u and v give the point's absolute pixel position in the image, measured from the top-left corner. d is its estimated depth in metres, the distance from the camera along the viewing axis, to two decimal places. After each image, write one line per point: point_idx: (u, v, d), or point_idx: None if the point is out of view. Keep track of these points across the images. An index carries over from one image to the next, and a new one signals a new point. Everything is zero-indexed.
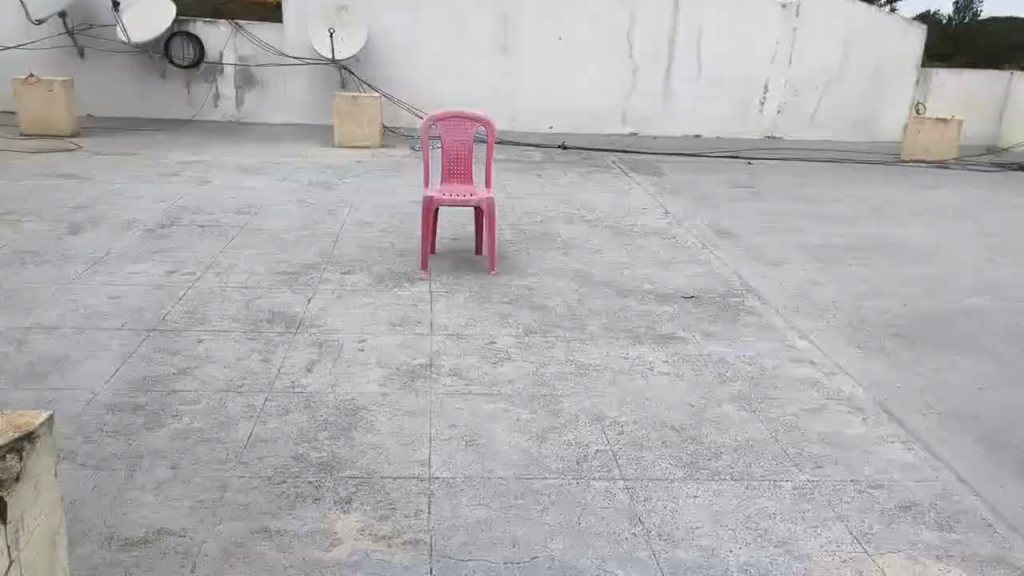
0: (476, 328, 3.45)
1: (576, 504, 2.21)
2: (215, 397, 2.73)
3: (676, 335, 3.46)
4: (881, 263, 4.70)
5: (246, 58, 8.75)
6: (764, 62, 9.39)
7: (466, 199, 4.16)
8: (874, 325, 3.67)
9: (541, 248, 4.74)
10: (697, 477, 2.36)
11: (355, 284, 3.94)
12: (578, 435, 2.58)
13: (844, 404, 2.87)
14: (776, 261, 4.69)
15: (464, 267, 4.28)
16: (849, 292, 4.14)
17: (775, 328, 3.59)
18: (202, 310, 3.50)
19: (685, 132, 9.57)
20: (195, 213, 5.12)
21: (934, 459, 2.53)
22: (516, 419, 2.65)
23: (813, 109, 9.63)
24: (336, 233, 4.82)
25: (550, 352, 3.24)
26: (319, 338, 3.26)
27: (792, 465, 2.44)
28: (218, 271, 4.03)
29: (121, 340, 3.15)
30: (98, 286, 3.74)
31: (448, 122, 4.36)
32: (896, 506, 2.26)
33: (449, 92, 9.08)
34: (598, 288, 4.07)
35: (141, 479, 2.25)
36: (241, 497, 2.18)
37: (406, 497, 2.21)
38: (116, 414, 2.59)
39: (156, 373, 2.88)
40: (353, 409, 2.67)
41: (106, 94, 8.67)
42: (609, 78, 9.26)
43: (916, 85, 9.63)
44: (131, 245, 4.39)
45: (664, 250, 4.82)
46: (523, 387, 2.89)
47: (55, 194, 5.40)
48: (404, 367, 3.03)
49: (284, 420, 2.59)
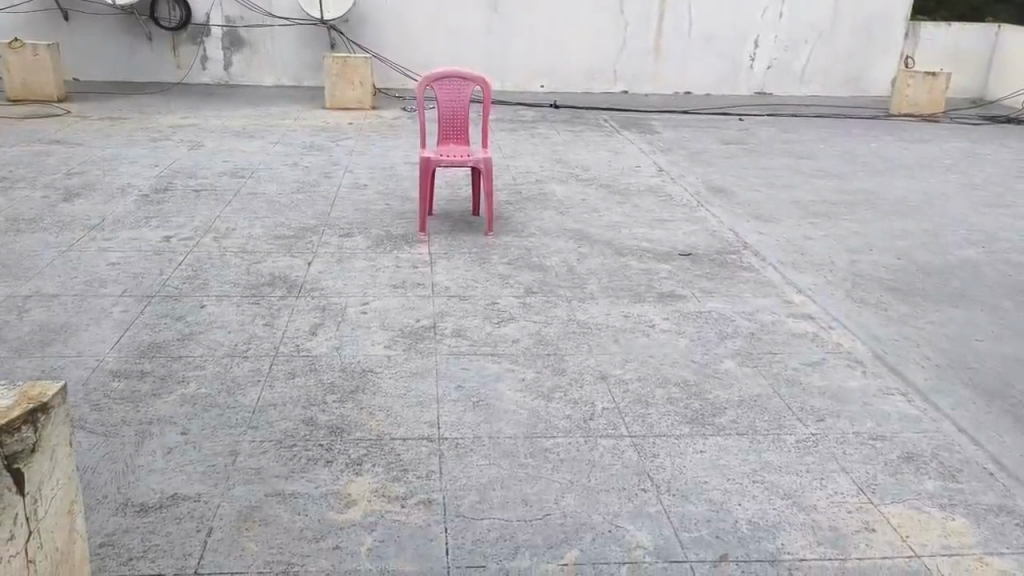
0: (477, 289, 3.46)
1: (585, 462, 2.24)
2: (221, 361, 2.73)
3: (676, 292, 3.48)
4: (875, 217, 4.72)
5: (233, 19, 8.57)
6: (755, 18, 9.29)
7: (462, 160, 4.14)
8: (870, 279, 3.69)
9: (539, 208, 4.73)
10: (702, 433, 2.39)
11: (354, 247, 3.93)
12: (584, 393, 2.60)
13: (843, 357, 2.90)
14: (772, 216, 4.70)
15: (460, 228, 4.27)
16: (844, 246, 4.16)
17: (773, 283, 3.61)
18: (200, 276, 3.48)
19: (675, 91, 9.53)
20: (188, 177, 5.08)
21: (934, 410, 2.56)
22: (522, 379, 2.67)
23: (803, 65, 9.58)
24: (332, 195, 4.79)
25: (551, 311, 3.25)
26: (321, 302, 3.26)
27: (795, 419, 2.47)
28: (216, 236, 4.01)
29: (124, 307, 3.15)
30: (96, 253, 3.72)
31: (444, 82, 4.32)
32: (898, 457, 2.30)
33: (437, 52, 8.96)
34: (597, 247, 4.08)
35: (151, 445, 2.26)
36: (253, 462, 2.19)
37: (418, 458, 2.23)
38: (123, 380, 2.60)
39: (159, 339, 2.88)
40: (359, 371, 2.69)
41: (93, 58, 8.53)
42: (600, 36, 9.15)
43: (907, 38, 9.55)
44: (126, 211, 4.36)
45: (660, 208, 4.82)
46: (527, 347, 2.91)
47: (46, 160, 5.34)
48: (408, 329, 3.03)
49: (291, 383, 2.60)
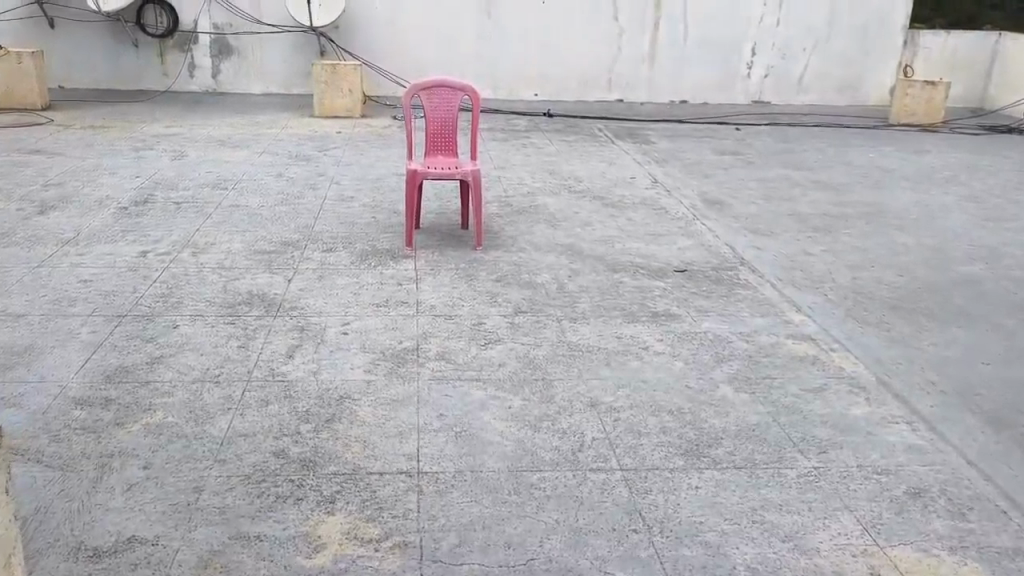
0: (463, 307, 3.32)
1: (572, 499, 2.10)
2: (190, 387, 2.59)
3: (671, 312, 3.35)
4: (874, 231, 4.60)
5: (221, 26, 8.44)
6: (751, 25, 9.20)
7: (451, 172, 4.02)
8: (871, 297, 3.56)
9: (530, 222, 4.61)
10: (698, 466, 2.25)
11: (337, 262, 3.80)
12: (573, 422, 2.46)
13: (844, 383, 2.77)
14: (769, 230, 4.58)
15: (448, 243, 4.14)
16: (844, 262, 4.04)
17: (770, 301, 3.48)
18: (175, 294, 3.34)
19: (671, 99, 9.42)
20: (170, 189, 4.95)
21: (941, 440, 2.43)
22: (508, 407, 2.54)
23: (800, 73, 9.48)
24: (317, 208, 4.67)
25: (540, 332, 3.12)
26: (300, 322, 3.13)
27: (796, 451, 2.34)
28: (195, 250, 3.88)
29: (92, 328, 3.00)
30: (68, 269, 3.58)
31: (432, 92, 4.20)
32: (905, 493, 2.17)
33: (428, 60, 8.84)
34: (589, 263, 3.95)
35: (110, 481, 2.12)
36: (217, 500, 2.05)
37: (394, 495, 2.09)
38: (85, 409, 2.45)
39: (128, 363, 2.74)
40: (336, 398, 2.55)
41: (79, 65, 8.39)
42: (594, 43, 9.04)
43: (904, 45, 9.46)
44: (105, 223, 4.24)
45: (654, 221, 4.70)
46: (515, 371, 2.78)
47: (24, 170, 5.21)
48: (389, 351, 2.90)
49: (264, 412, 2.46)
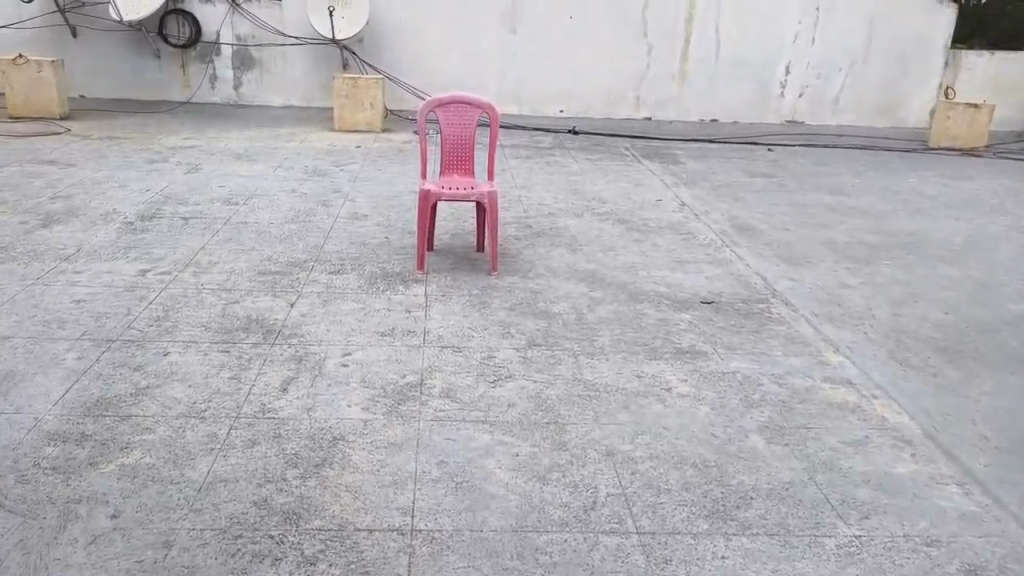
0: (474, 339, 3.12)
1: (582, 567, 1.87)
2: (174, 423, 2.39)
3: (696, 349, 3.13)
4: (916, 263, 4.35)
5: (244, 38, 8.36)
6: (785, 44, 8.95)
7: (466, 194, 3.83)
8: (915, 338, 3.31)
9: (549, 245, 4.40)
10: (724, 531, 2.02)
11: (343, 286, 3.62)
12: (585, 474, 2.24)
13: (888, 436, 2.53)
14: (802, 260, 4.33)
15: (462, 267, 3.95)
16: (883, 297, 3.79)
17: (806, 341, 3.25)
18: (171, 317, 3.17)
19: (701, 117, 9.21)
20: (179, 203, 4.82)
21: (997, 507, 2.18)
22: (516, 454, 2.32)
23: (835, 93, 9.22)
24: (329, 226, 4.50)
25: (555, 368, 2.90)
26: (298, 351, 2.94)
27: (834, 516, 2.10)
28: (197, 270, 3.72)
29: (79, 353, 2.83)
30: (62, 287, 3.43)
31: (449, 108, 4.01)
32: (960, 570, 1.92)
33: (453, 74, 8.70)
34: (611, 291, 3.74)
35: (74, 531, 1.92)
36: (187, 558, 1.85)
37: (383, 556, 1.88)
38: (58, 445, 2.26)
39: (111, 394, 2.55)
40: (330, 440, 2.35)
41: (102, 76, 8.35)
42: (623, 59, 8.85)
43: (945, 66, 9.15)
44: (107, 239, 4.10)
45: (680, 247, 4.47)
46: (525, 413, 2.56)
47: (33, 182, 5.10)
48: (391, 387, 2.70)
49: (250, 453, 2.25)
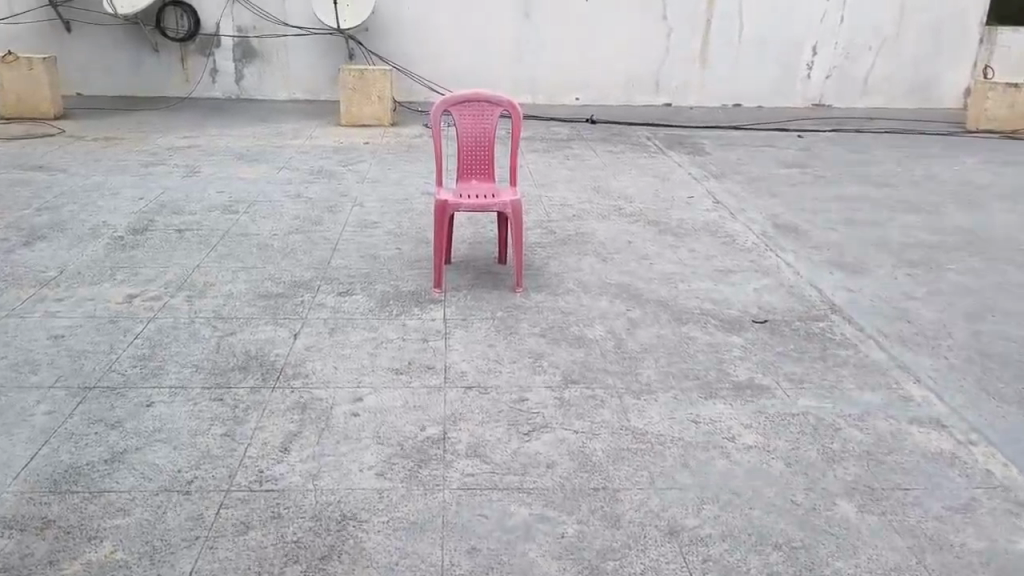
0: (502, 375, 2.73)
1: None
2: (152, 502, 2.02)
3: (755, 383, 2.73)
4: (983, 267, 3.92)
5: (245, 28, 7.95)
6: (812, 22, 8.47)
7: (487, 203, 3.42)
8: (1004, 365, 2.90)
9: (576, 254, 4.00)
10: None
11: (352, 310, 3.23)
12: (648, 563, 1.85)
13: (1003, 498, 2.12)
14: (858, 266, 3.92)
15: (483, 284, 3.55)
16: (955, 311, 3.38)
17: (880, 369, 2.85)
18: (158, 356, 2.80)
19: (723, 102, 8.73)
20: (175, 213, 4.44)
21: None
22: (562, 537, 1.93)
23: (866, 73, 8.72)
24: (335, 237, 4.10)
25: (597, 414, 2.50)
26: (302, 397, 2.55)
27: None
28: (191, 294, 3.35)
29: (50, 406, 2.46)
30: (39, 320, 3.06)
31: (465, 107, 3.59)
32: None
33: (463, 64, 8.26)
34: (650, 310, 3.34)
35: None
36: None
37: None
38: (13, 537, 1.88)
39: (81, 462, 2.18)
40: (337, 521, 1.96)
41: (97, 71, 7.97)
42: (641, 43, 8.39)
43: (981, 44, 8.65)
44: (93, 258, 3.73)
45: (721, 254, 4.05)
46: (567, 476, 2.17)
47: (19, 191, 4.74)
48: (409, 444, 2.30)
49: (242, 544, 1.87)
